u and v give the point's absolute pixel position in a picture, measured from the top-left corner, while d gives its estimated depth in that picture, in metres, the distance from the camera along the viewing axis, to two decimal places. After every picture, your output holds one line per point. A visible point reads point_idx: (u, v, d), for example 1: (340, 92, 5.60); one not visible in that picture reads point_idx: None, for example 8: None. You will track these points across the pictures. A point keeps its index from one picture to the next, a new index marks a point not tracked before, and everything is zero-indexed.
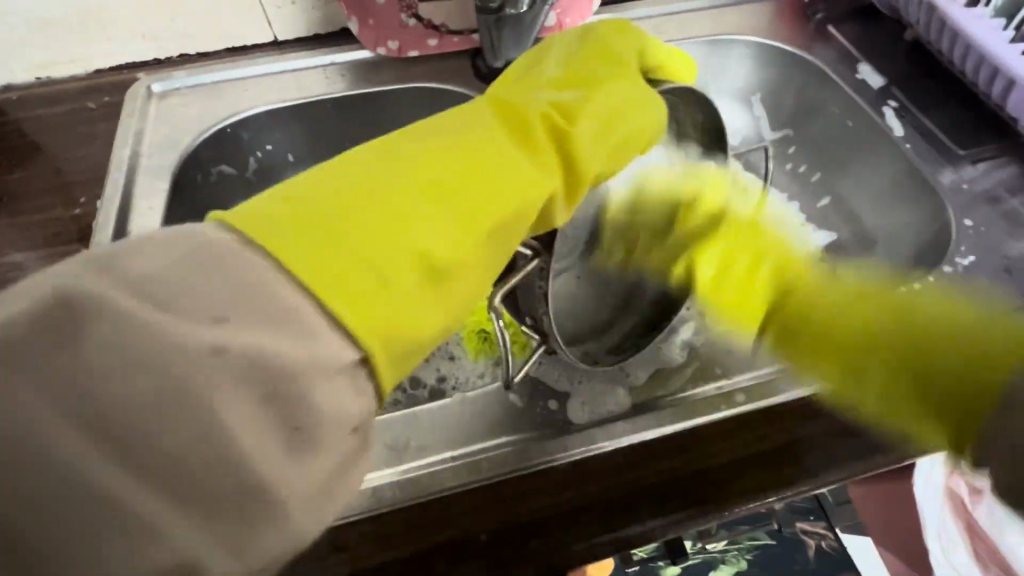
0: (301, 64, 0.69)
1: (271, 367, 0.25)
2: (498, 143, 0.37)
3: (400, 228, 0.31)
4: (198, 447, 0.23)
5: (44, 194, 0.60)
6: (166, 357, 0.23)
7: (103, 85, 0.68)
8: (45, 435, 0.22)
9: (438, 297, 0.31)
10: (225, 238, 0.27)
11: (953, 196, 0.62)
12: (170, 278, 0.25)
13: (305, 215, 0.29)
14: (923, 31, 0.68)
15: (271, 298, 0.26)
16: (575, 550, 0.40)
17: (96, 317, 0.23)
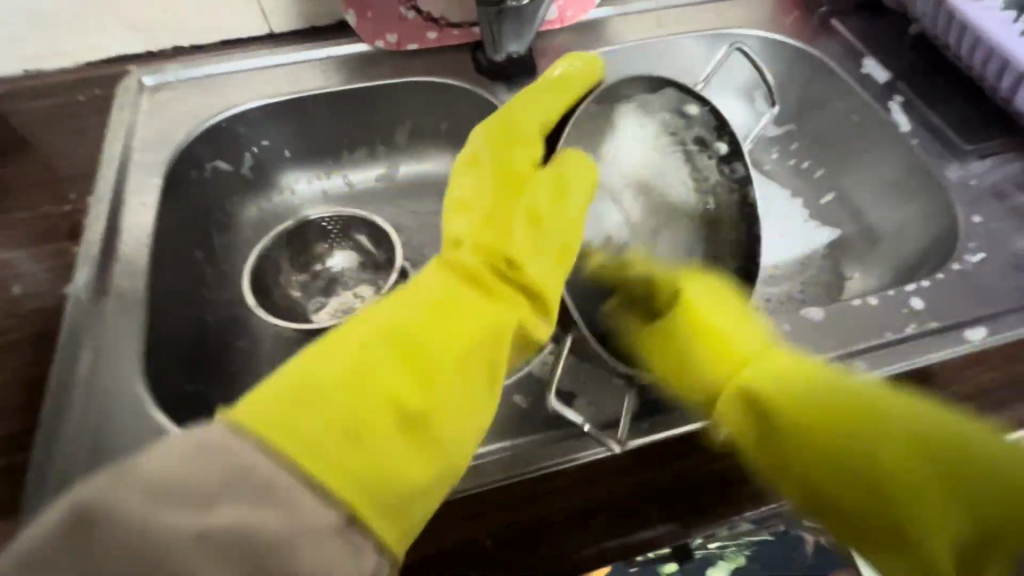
0: (297, 57, 0.67)
1: (255, 540, 0.26)
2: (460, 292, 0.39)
3: (381, 387, 0.33)
4: None
5: (32, 191, 0.58)
6: (162, 549, 0.25)
7: (93, 78, 0.66)
8: None
9: (422, 449, 0.33)
10: (217, 431, 0.29)
11: (961, 191, 0.61)
12: (179, 479, 0.26)
13: (277, 399, 0.31)
14: (930, 24, 0.67)
15: (256, 479, 0.27)
16: (583, 556, 0.41)
17: (98, 521, 0.25)
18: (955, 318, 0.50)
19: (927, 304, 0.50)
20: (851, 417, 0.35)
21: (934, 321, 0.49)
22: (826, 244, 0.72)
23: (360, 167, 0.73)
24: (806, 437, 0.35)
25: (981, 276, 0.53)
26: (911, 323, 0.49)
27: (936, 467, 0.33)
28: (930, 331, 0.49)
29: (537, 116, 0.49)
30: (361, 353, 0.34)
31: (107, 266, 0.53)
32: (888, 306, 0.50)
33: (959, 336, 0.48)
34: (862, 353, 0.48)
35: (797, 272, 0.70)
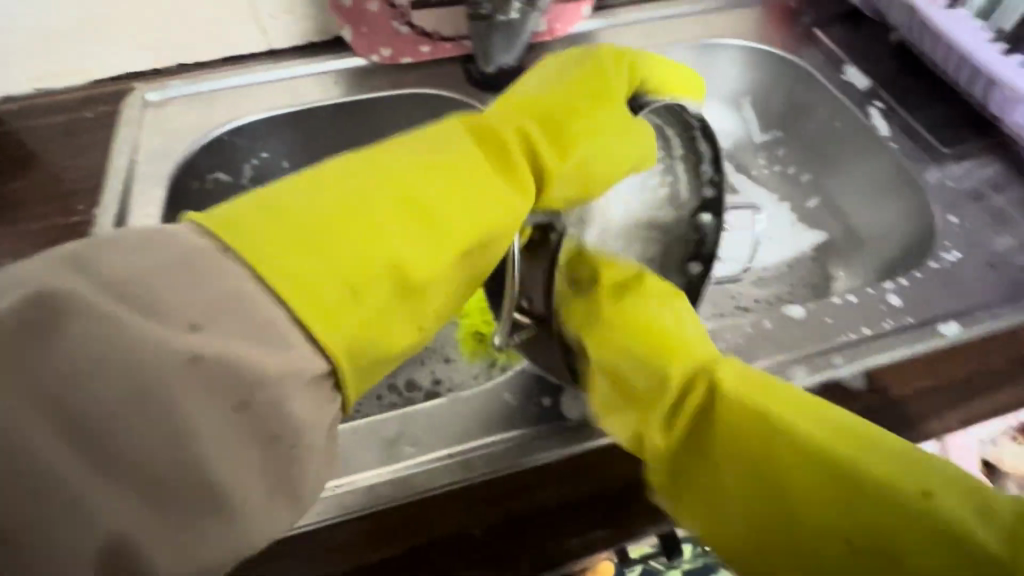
0: (296, 71, 0.70)
1: (242, 375, 0.27)
2: (479, 164, 0.37)
3: (320, 259, 0.31)
4: (165, 457, 0.25)
5: (42, 203, 0.61)
6: (145, 362, 0.25)
7: (100, 95, 0.68)
8: (19, 440, 0.23)
9: (405, 307, 0.33)
10: (200, 241, 0.29)
11: (939, 193, 0.63)
12: (145, 279, 0.27)
13: (259, 223, 0.31)
14: (907, 33, 0.69)
15: (243, 314, 0.28)
16: (571, 545, 0.42)
17: (67, 313, 0.25)
18: (931, 313, 0.51)
19: (904, 301, 0.52)
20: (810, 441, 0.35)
21: (910, 317, 0.51)
22: (813, 245, 0.73)
23: None
24: (728, 435, 0.37)
25: (956, 273, 0.55)
26: (887, 320, 0.51)
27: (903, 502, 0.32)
28: (906, 327, 0.50)
29: (581, 101, 0.43)
30: (311, 282, 0.30)
31: None
32: (866, 303, 0.52)
33: (934, 331, 0.50)
34: (838, 349, 0.49)
35: (784, 273, 0.71)
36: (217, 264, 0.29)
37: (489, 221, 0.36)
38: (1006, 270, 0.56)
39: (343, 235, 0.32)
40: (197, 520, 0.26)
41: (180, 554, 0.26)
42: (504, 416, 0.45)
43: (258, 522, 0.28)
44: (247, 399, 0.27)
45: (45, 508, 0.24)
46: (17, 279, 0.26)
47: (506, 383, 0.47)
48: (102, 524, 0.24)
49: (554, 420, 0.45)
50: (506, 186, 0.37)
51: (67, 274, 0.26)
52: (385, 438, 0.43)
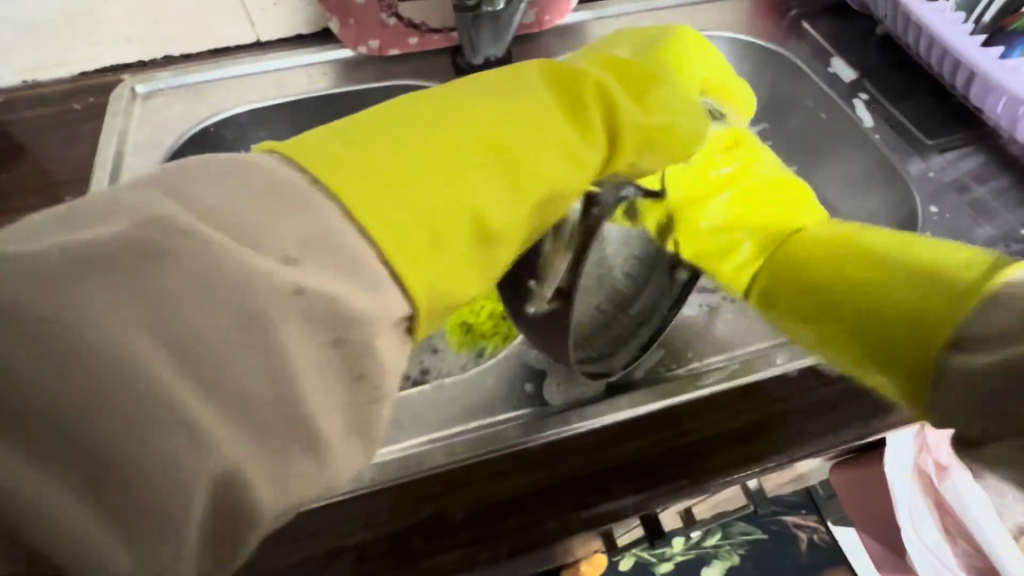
0: (284, 63, 0.70)
1: (342, 314, 0.25)
2: (560, 113, 0.36)
3: (409, 198, 0.28)
4: (270, 390, 0.23)
5: (30, 194, 0.61)
6: (249, 289, 0.23)
7: (87, 87, 0.69)
8: (123, 358, 0.20)
9: (483, 256, 0.31)
10: (292, 173, 0.27)
11: (921, 184, 0.63)
12: (237, 204, 0.25)
13: (344, 152, 0.29)
14: (891, 25, 0.70)
15: (341, 248, 0.26)
16: (550, 529, 0.41)
17: (170, 234, 0.23)
18: None
19: None
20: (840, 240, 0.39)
21: None
22: None
23: None
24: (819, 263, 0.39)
25: None
26: None
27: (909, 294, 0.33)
28: None
29: (661, 68, 0.42)
30: (399, 225, 0.27)
31: None
32: None
33: None
34: None
35: None
36: (312, 196, 0.26)
37: (568, 178, 0.34)
38: None
39: (431, 177, 0.29)
40: (295, 465, 0.24)
41: (277, 493, 0.24)
42: (486, 403, 0.48)
43: (343, 461, 0.26)
44: (346, 339, 0.25)
45: (149, 434, 0.20)
46: (110, 199, 0.24)
47: (489, 371, 0.49)
48: (215, 459, 0.21)
49: (535, 405, 0.48)
50: (585, 137, 0.36)
51: (157, 194, 0.24)
52: None
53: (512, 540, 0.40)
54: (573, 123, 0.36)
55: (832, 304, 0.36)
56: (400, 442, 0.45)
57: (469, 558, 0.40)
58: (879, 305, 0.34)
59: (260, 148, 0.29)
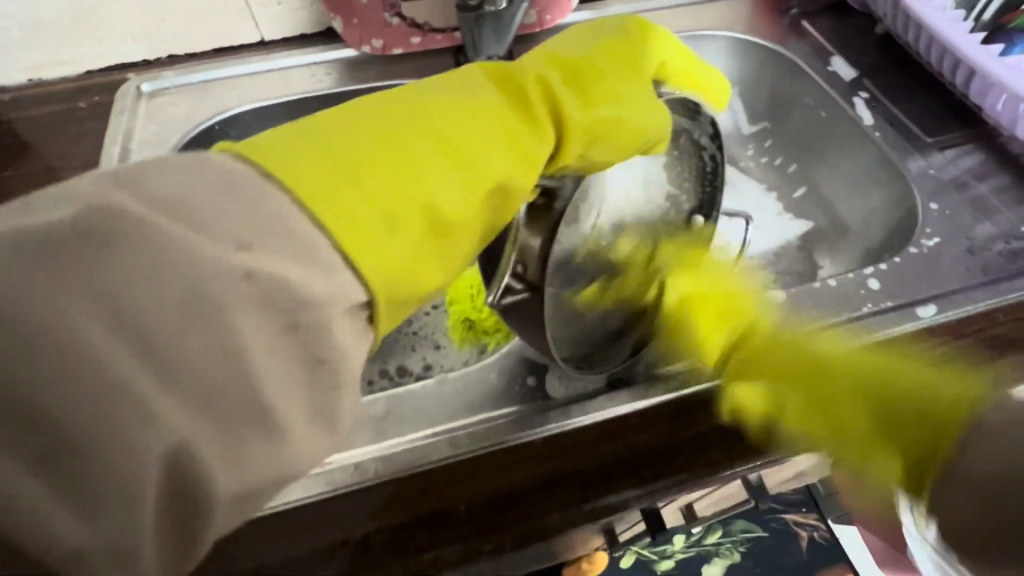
0: (288, 62, 0.71)
1: (291, 293, 0.27)
2: (502, 109, 0.38)
3: (361, 191, 0.30)
4: (217, 364, 0.25)
5: (35, 191, 0.61)
6: (194, 270, 0.25)
7: (93, 85, 0.69)
8: (75, 327, 0.23)
9: (436, 246, 0.33)
10: (240, 167, 0.29)
11: (921, 181, 0.64)
12: (192, 197, 0.26)
13: (296, 150, 0.31)
14: (891, 23, 0.70)
15: (294, 235, 0.28)
16: (551, 521, 0.41)
17: (121, 221, 0.24)
18: (908, 298, 0.53)
19: (883, 285, 0.53)
20: (836, 365, 0.42)
21: (889, 300, 0.52)
22: (800, 234, 0.74)
23: None
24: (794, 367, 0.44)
25: (936, 259, 0.56)
26: (867, 303, 0.52)
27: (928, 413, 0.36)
28: (885, 310, 0.52)
29: (606, 56, 0.43)
30: (354, 215, 0.30)
31: None
32: (845, 287, 0.53)
33: (912, 314, 0.51)
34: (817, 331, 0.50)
35: (770, 262, 0.72)
36: (262, 189, 0.28)
37: (513, 171, 0.36)
38: (985, 256, 0.57)
39: (384, 172, 0.32)
40: (247, 439, 0.25)
41: (231, 465, 0.25)
42: (489, 398, 0.48)
43: (299, 442, 0.27)
44: (293, 318, 0.27)
45: (105, 409, 0.22)
46: (70, 193, 0.26)
47: (491, 365, 0.49)
48: (166, 429, 0.23)
49: (537, 399, 0.48)
50: (528, 131, 0.38)
51: (115, 188, 0.26)
52: (375, 415, 0.46)
53: (513, 532, 0.41)
54: (515, 119, 0.38)
55: (838, 424, 0.41)
56: (401, 437, 0.45)
57: (474, 550, 0.40)
58: (869, 403, 0.39)
59: (222, 147, 0.31)
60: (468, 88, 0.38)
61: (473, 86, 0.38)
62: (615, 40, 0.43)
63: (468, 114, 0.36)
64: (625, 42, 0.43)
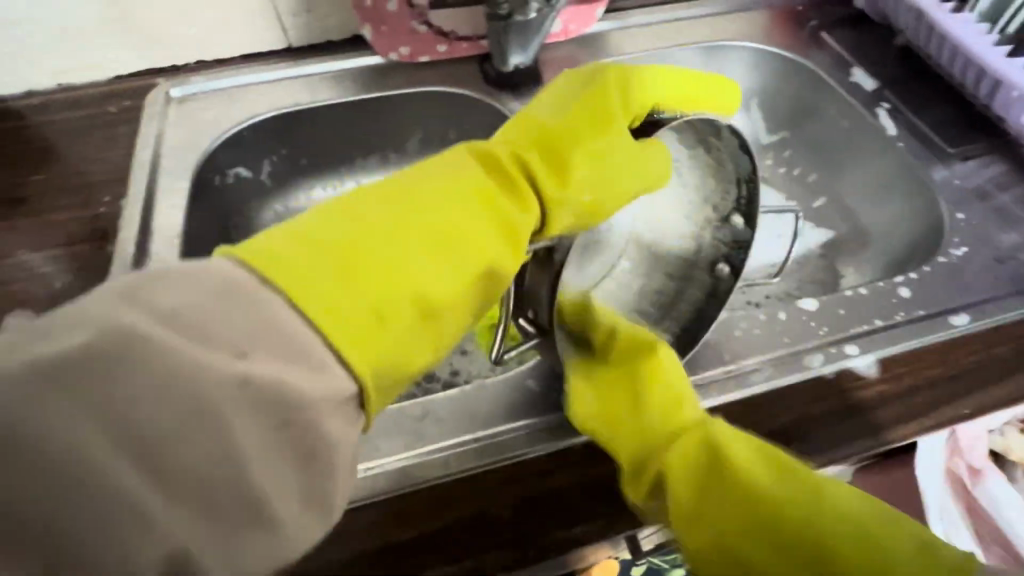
0: (314, 69, 0.71)
1: (288, 397, 0.27)
2: (485, 189, 0.40)
3: (343, 276, 0.31)
4: (218, 474, 0.25)
5: (66, 195, 0.62)
6: (196, 382, 0.25)
7: (121, 91, 0.70)
8: (78, 441, 0.23)
9: (425, 336, 0.34)
10: (235, 270, 0.29)
11: (946, 191, 0.64)
12: (193, 306, 0.27)
13: (284, 249, 0.31)
14: (913, 36, 0.71)
15: (287, 338, 0.28)
16: (599, 525, 0.42)
17: (126, 334, 0.25)
18: (940, 306, 0.53)
19: (913, 293, 0.54)
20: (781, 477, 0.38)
21: (920, 309, 0.53)
22: (820, 243, 0.75)
23: (374, 175, 0.77)
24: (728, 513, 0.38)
25: (964, 269, 0.57)
26: (899, 312, 0.52)
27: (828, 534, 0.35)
28: (916, 318, 0.52)
29: (585, 124, 0.46)
30: (347, 317, 0.30)
31: (141, 262, 0.56)
32: (876, 295, 0.53)
33: (945, 322, 0.52)
34: (854, 339, 0.50)
35: (792, 270, 0.73)
36: (259, 293, 0.29)
37: (500, 254, 0.38)
38: (1013, 265, 0.57)
39: (365, 260, 0.33)
40: (244, 541, 0.26)
41: (232, 566, 0.26)
42: (527, 402, 0.47)
43: (296, 529, 0.28)
44: (290, 422, 0.27)
45: (109, 521, 0.23)
46: (75, 305, 0.26)
47: (528, 370, 0.49)
48: (166, 540, 0.24)
49: None
50: (515, 209, 0.40)
51: (119, 300, 0.26)
52: (412, 416, 0.45)
53: (563, 536, 0.41)
54: (498, 199, 0.40)
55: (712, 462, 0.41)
56: (439, 442, 0.44)
57: (518, 556, 0.40)
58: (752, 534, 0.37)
59: (220, 252, 0.31)
60: (449, 174, 0.40)
61: (454, 175, 0.40)
62: (593, 96, 0.47)
63: (450, 199, 0.38)
64: (601, 108, 0.47)
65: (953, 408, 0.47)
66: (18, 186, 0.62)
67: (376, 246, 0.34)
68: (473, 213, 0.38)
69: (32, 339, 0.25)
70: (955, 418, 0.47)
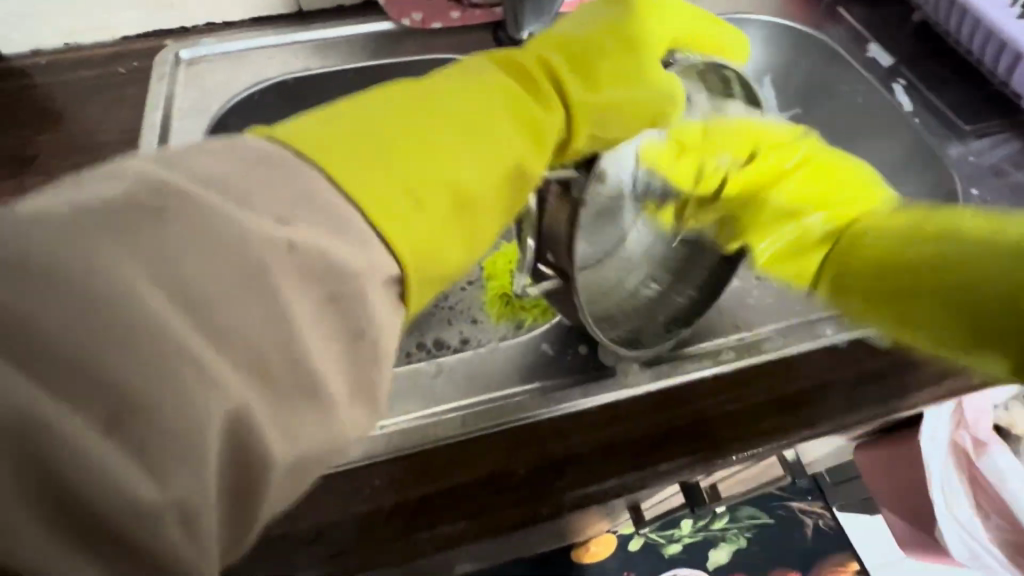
0: (324, 33, 0.70)
1: (334, 267, 0.26)
2: (513, 90, 0.38)
3: (376, 160, 0.30)
4: (270, 333, 0.24)
5: (78, 154, 0.61)
6: (243, 242, 0.24)
7: (129, 52, 0.68)
8: (131, 285, 0.21)
9: (461, 225, 0.32)
10: (271, 149, 0.28)
11: (960, 167, 0.65)
12: (232, 178, 0.26)
13: (322, 134, 0.30)
14: (932, 12, 0.71)
15: (327, 211, 0.27)
16: (608, 484, 0.42)
17: (173, 197, 0.24)
18: None
19: None
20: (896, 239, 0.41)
21: None
22: None
23: None
24: (907, 305, 0.43)
25: None
26: None
27: (953, 322, 0.41)
28: None
29: (608, 39, 0.43)
30: (379, 197, 0.29)
31: None
32: None
33: None
34: None
35: None
36: (298, 169, 0.28)
37: (530, 153, 0.36)
38: None
39: (402, 156, 0.31)
40: (297, 409, 0.25)
41: (286, 436, 0.24)
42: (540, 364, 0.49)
43: (345, 415, 0.26)
44: (337, 293, 0.26)
45: (163, 365, 0.21)
46: (117, 172, 0.25)
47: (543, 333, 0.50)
48: (223, 391, 0.22)
49: (589, 367, 0.49)
50: (540, 112, 0.38)
51: (160, 169, 0.25)
52: (427, 373, 0.47)
53: (570, 495, 0.42)
54: (527, 100, 0.38)
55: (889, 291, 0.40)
56: (451, 401, 0.46)
57: (532, 512, 0.41)
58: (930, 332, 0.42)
59: (255, 133, 0.30)
60: (474, 71, 0.39)
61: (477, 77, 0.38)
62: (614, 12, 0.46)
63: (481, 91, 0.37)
64: (626, 24, 0.44)
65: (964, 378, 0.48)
66: (28, 145, 0.62)
67: (400, 130, 0.32)
68: (500, 109, 0.36)
69: (71, 194, 0.24)
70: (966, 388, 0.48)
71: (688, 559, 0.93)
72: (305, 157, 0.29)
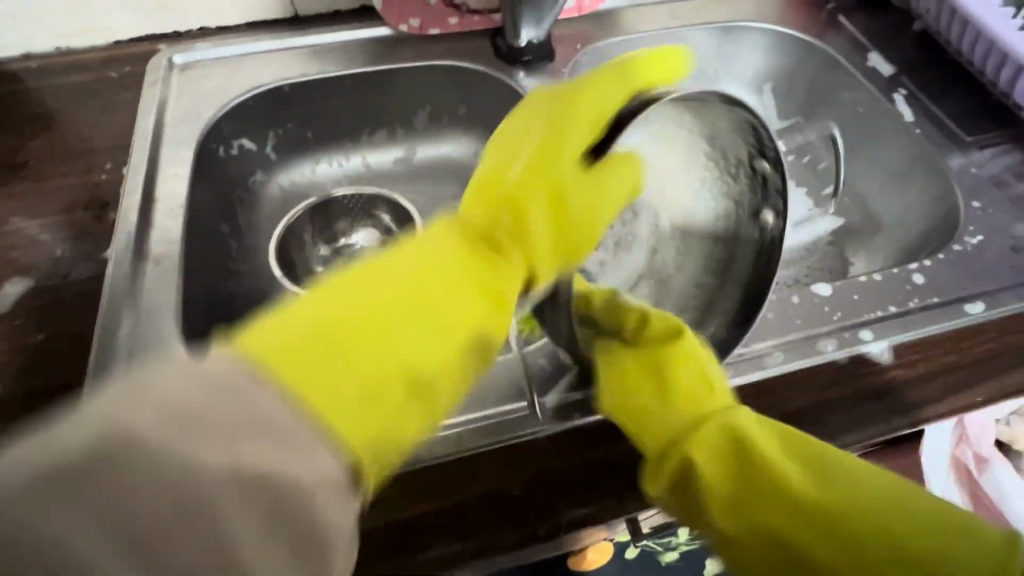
0: (320, 39, 0.69)
1: (275, 483, 0.25)
2: (477, 247, 0.38)
3: (330, 379, 0.29)
4: (211, 557, 0.24)
5: (67, 160, 0.60)
6: (184, 475, 0.23)
7: (122, 56, 0.68)
8: (65, 534, 0.22)
9: (419, 408, 0.33)
10: (231, 366, 0.26)
11: (961, 178, 0.64)
12: (194, 404, 0.24)
13: (285, 339, 0.29)
14: (933, 21, 0.70)
15: (271, 424, 0.25)
16: (605, 506, 0.41)
17: (111, 450, 0.22)
18: (955, 294, 0.53)
19: (927, 280, 0.53)
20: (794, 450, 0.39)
21: (935, 296, 0.52)
22: (831, 230, 0.74)
23: (379, 151, 0.75)
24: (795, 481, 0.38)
25: (978, 257, 0.56)
26: (913, 299, 0.52)
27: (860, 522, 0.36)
28: (931, 306, 0.52)
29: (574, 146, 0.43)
30: (335, 405, 0.28)
31: (143, 232, 0.55)
32: (891, 282, 0.53)
33: (960, 310, 0.51)
34: (867, 325, 0.50)
35: (802, 257, 0.72)
36: (253, 390, 0.26)
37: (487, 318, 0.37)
38: None
39: (360, 349, 0.31)
40: None
41: None
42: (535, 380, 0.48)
43: None
44: (279, 509, 0.25)
45: None
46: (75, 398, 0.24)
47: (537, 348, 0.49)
48: None
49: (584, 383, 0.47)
50: (505, 261, 0.39)
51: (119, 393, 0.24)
52: None
53: (567, 517, 0.41)
54: (488, 256, 0.38)
55: (767, 493, 0.38)
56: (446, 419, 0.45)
57: (526, 533, 0.40)
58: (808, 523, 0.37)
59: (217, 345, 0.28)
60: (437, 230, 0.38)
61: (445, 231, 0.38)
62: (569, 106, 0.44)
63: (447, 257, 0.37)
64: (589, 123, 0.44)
65: (966, 396, 0.47)
66: (16, 151, 0.61)
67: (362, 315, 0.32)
68: (466, 273, 0.37)
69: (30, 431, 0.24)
70: (969, 407, 0.47)
71: (685, 566, 0.92)
72: (262, 365, 0.28)
